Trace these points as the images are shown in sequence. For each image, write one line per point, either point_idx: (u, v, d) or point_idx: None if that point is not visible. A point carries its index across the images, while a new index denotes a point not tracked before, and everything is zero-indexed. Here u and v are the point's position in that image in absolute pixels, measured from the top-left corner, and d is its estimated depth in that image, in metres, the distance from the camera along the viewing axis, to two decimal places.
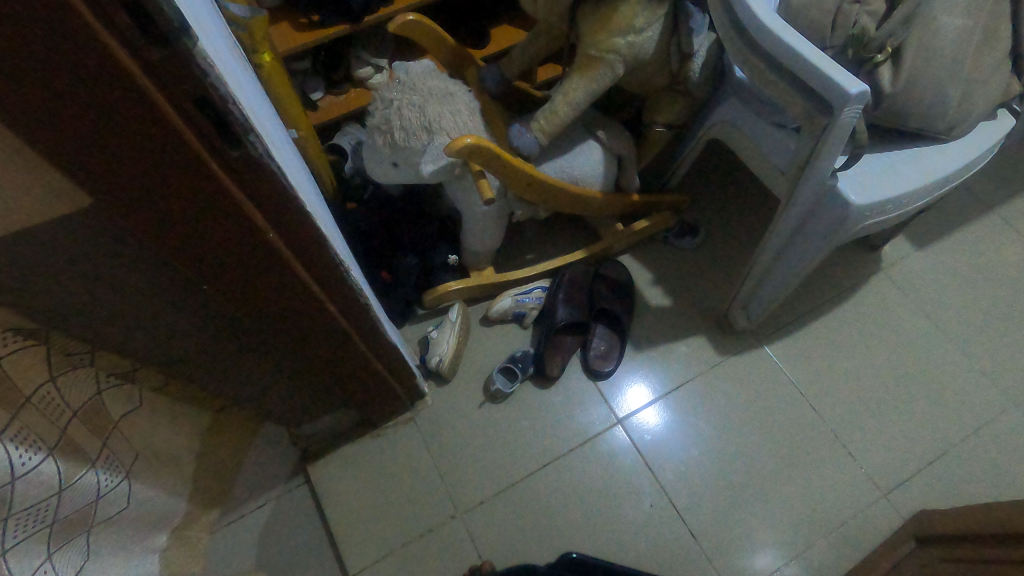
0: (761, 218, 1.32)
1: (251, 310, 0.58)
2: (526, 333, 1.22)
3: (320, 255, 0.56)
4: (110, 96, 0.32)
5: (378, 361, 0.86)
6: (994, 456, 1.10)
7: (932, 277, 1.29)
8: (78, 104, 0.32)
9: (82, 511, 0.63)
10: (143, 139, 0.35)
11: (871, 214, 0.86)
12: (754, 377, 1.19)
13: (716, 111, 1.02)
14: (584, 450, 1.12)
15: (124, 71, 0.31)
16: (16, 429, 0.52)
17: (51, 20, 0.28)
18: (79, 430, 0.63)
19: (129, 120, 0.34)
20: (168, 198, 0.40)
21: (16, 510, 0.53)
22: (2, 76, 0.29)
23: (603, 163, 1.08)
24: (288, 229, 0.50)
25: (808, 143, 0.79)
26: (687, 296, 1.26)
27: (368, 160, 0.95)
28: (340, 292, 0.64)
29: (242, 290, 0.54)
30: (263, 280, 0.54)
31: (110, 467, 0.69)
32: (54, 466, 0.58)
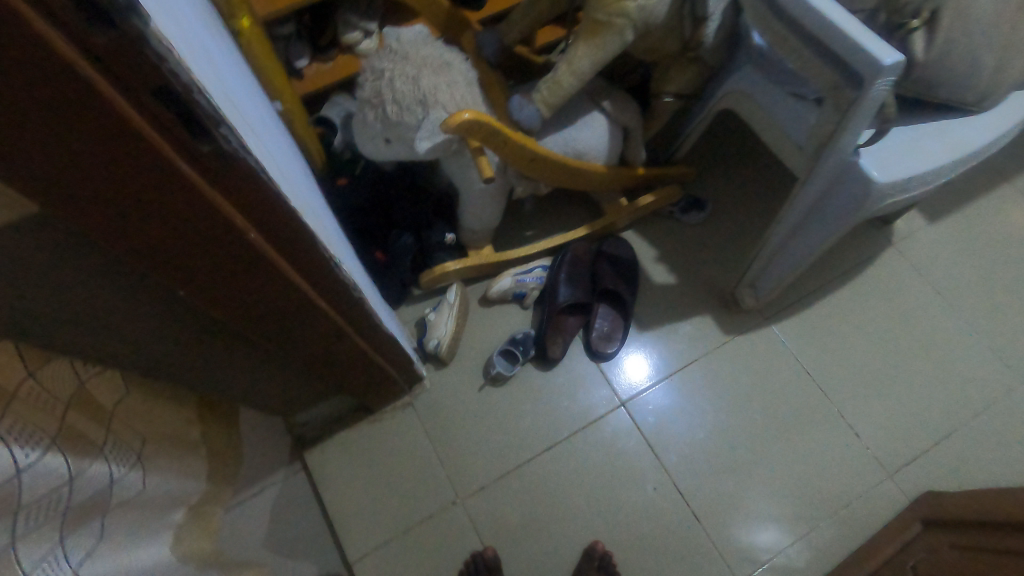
0: (770, 191, 1.27)
1: (233, 309, 0.54)
2: (527, 314, 1.18)
3: (306, 249, 0.51)
4: (48, 87, 0.27)
5: (372, 348, 0.82)
6: (1000, 436, 1.09)
7: (944, 252, 1.26)
8: (9, 97, 0.26)
9: (94, 500, 0.59)
10: (94, 135, 0.30)
11: (893, 193, 0.81)
12: (760, 357, 1.16)
13: (729, 79, 0.96)
14: (587, 434, 1.10)
15: (63, 59, 0.26)
16: (8, 424, 0.47)
17: None
18: (79, 419, 0.57)
19: (75, 112, 0.29)
20: (130, 198, 0.35)
21: (21, 505, 0.49)
22: None
23: (608, 136, 1.02)
24: (270, 225, 0.45)
25: (833, 118, 0.74)
26: (692, 274, 1.21)
27: (360, 136, 0.89)
28: (330, 284, 0.59)
29: (223, 289, 0.50)
30: (243, 277, 0.49)
31: (120, 455, 0.64)
32: (58, 457, 0.53)
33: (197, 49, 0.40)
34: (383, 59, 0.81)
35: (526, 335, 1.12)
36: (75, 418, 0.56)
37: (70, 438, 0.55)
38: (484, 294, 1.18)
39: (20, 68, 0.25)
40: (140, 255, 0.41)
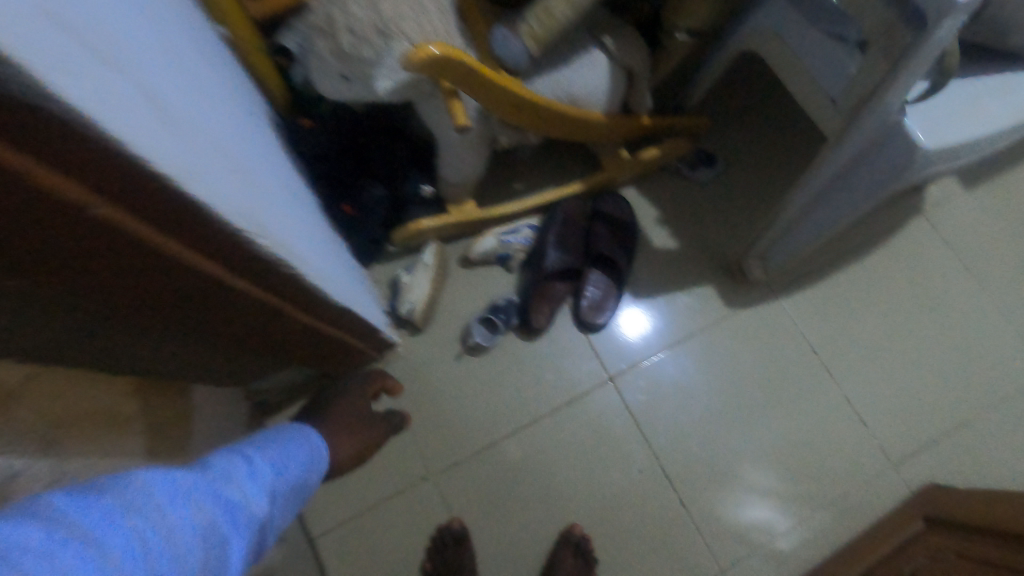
0: (790, 147, 1.13)
1: (116, 294, 0.42)
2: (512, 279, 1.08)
3: (207, 227, 0.40)
4: None
5: (321, 321, 0.72)
6: (1016, 429, 1.00)
7: (979, 223, 1.13)
8: None
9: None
10: None
11: (939, 160, 0.69)
12: (763, 334, 1.07)
13: (755, 15, 0.81)
14: (570, 410, 1.02)
15: None
16: None
17: None
18: None
19: None
20: None
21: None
22: None
23: (610, 80, 0.88)
24: (147, 206, 0.34)
25: (879, 68, 0.60)
26: (696, 239, 1.10)
27: (315, 70, 0.76)
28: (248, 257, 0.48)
29: (95, 284, 0.39)
30: (117, 263, 0.38)
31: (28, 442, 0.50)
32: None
33: None
34: None
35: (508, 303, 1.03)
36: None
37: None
38: (465, 254, 1.07)
39: None
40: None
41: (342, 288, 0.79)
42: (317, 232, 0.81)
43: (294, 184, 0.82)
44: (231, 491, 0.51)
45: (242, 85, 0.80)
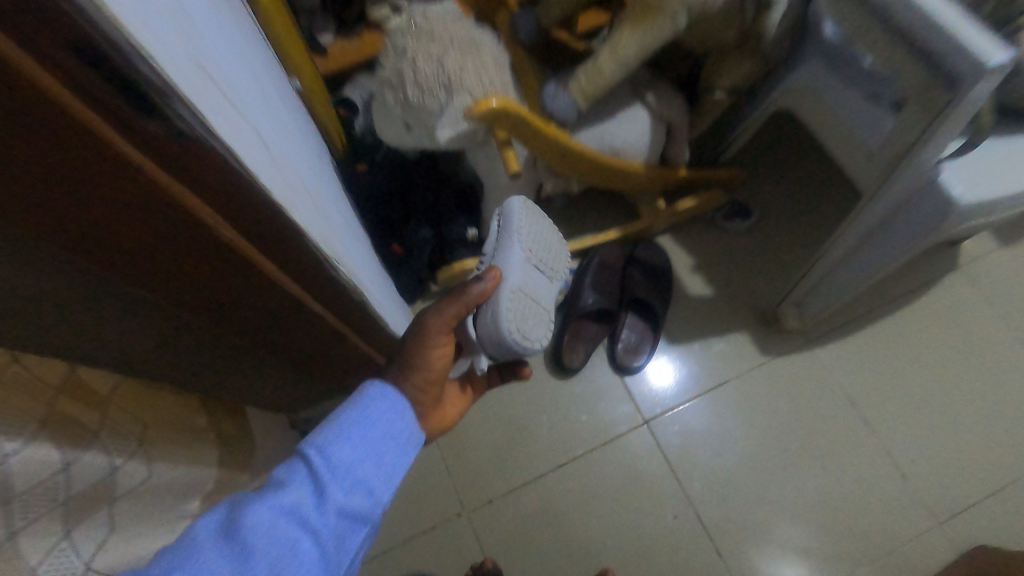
0: (822, 198, 1.15)
1: (163, 289, 0.39)
2: (530, 206, 0.73)
3: (304, 254, 0.45)
4: None
5: (359, 343, 0.69)
6: None
7: (1014, 279, 1.12)
8: None
9: (98, 486, 0.53)
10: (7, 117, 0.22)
11: (976, 216, 0.70)
12: (800, 382, 1.06)
13: (788, 77, 0.85)
14: (604, 451, 1.03)
15: None
16: None
17: None
18: (68, 402, 0.50)
19: None
20: (52, 182, 0.26)
21: (11, 495, 0.44)
22: None
23: (651, 132, 0.92)
24: (257, 224, 0.37)
25: (914, 130, 0.64)
26: (731, 287, 1.12)
27: (379, 121, 0.82)
28: (307, 268, 0.47)
29: (173, 279, 0.39)
30: (183, 252, 0.36)
31: (122, 438, 0.57)
32: (46, 443, 0.47)
33: None
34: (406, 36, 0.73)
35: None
36: (64, 403, 0.50)
37: (58, 423, 0.49)
38: None
39: None
40: (53, 240, 0.30)
41: (363, 277, 0.69)
42: (326, 206, 0.66)
43: (303, 147, 0.68)
44: (399, 424, 0.54)
45: (296, 113, 0.79)
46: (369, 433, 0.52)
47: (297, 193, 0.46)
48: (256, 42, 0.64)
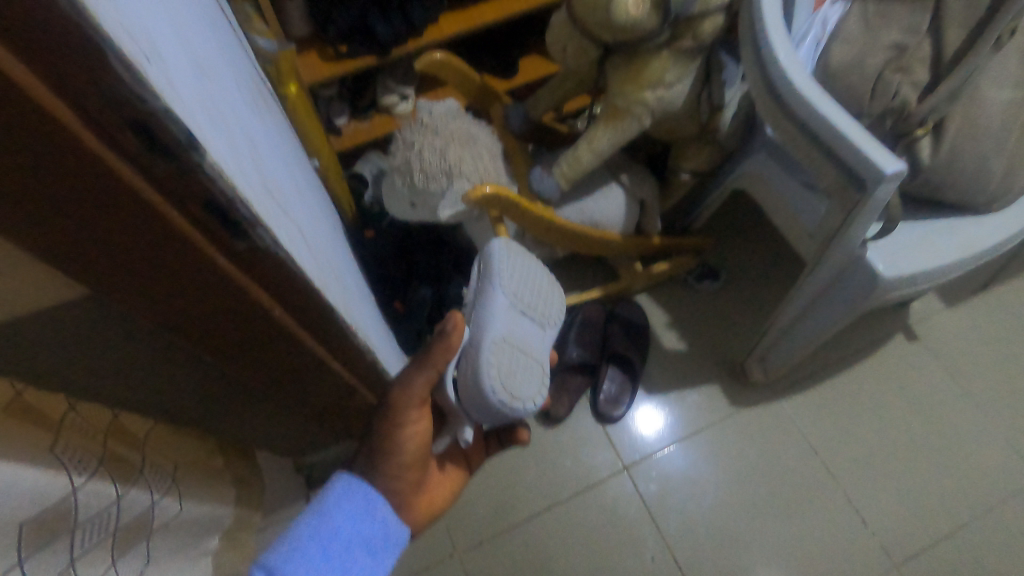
0: (783, 263, 1.28)
1: (217, 352, 0.49)
2: (513, 251, 0.81)
3: (330, 327, 0.55)
4: (92, 194, 0.30)
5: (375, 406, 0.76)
6: (1005, 524, 1.07)
7: (959, 337, 1.23)
8: (93, 216, 0.31)
9: (141, 519, 0.57)
10: (138, 228, 0.33)
11: (900, 287, 0.81)
12: (768, 431, 1.15)
13: (742, 163, 0.98)
14: (588, 495, 1.11)
15: (121, 180, 0.30)
16: (63, 445, 0.47)
17: (93, 177, 0.29)
18: (121, 443, 0.56)
19: (114, 205, 0.31)
20: (155, 269, 0.37)
21: (78, 524, 0.47)
22: (70, 197, 0.30)
23: (625, 209, 1.05)
24: (294, 301, 0.48)
25: (838, 216, 0.76)
26: (704, 342, 1.23)
27: (387, 199, 0.94)
28: (332, 336, 0.56)
29: (226, 344, 0.48)
30: (237, 322, 0.46)
31: (159, 477, 0.62)
32: (103, 479, 0.51)
33: (243, 140, 0.44)
34: (415, 131, 0.87)
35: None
36: (115, 444, 0.55)
37: (112, 462, 0.54)
38: None
39: (104, 203, 0.31)
40: (162, 323, 0.43)
41: (374, 339, 0.78)
42: (344, 278, 0.77)
43: (324, 227, 0.79)
44: (361, 524, 0.59)
45: (318, 190, 0.91)
46: (331, 542, 0.56)
47: (322, 274, 0.57)
48: (290, 142, 0.78)
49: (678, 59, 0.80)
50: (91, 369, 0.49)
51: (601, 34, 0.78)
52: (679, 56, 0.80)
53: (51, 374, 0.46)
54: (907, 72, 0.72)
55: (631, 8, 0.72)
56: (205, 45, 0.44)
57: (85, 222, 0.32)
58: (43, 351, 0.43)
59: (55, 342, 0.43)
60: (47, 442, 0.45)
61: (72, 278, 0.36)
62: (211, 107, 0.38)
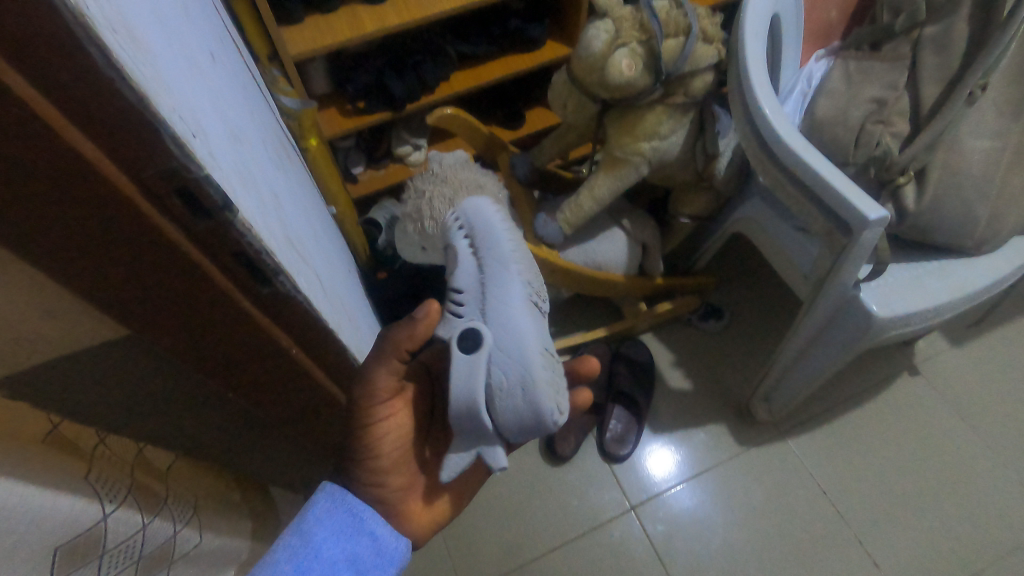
0: (785, 304, 1.31)
1: (239, 390, 0.53)
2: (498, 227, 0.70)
3: (344, 366, 0.58)
4: (143, 248, 0.35)
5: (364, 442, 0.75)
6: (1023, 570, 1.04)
7: (966, 376, 1.23)
8: (142, 268, 0.36)
9: (163, 548, 0.59)
10: (179, 278, 0.38)
11: (895, 327, 0.84)
12: (776, 472, 1.15)
13: (739, 207, 1.02)
14: (595, 535, 1.11)
15: (166, 237, 0.35)
16: (97, 474, 0.50)
17: (143, 236, 0.34)
18: (147, 474, 0.59)
19: (158, 258, 0.36)
20: (189, 313, 0.41)
21: (105, 551, 0.51)
22: (125, 252, 0.34)
23: (628, 252, 1.09)
24: (309, 341, 0.52)
25: (829, 258, 0.79)
26: (709, 381, 1.24)
27: (400, 243, 0.99)
28: (345, 374, 0.60)
29: (247, 381, 0.52)
30: (258, 362, 0.50)
31: (181, 508, 0.65)
32: (131, 507, 0.54)
33: (268, 196, 0.49)
34: (426, 181, 0.92)
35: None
36: (141, 475, 0.58)
37: (138, 491, 0.57)
38: None
39: (150, 257, 0.36)
40: (194, 363, 0.47)
41: None
42: (358, 319, 0.80)
43: (340, 271, 0.84)
44: (345, 542, 0.58)
45: (335, 236, 0.97)
46: (314, 562, 0.55)
47: (337, 317, 0.60)
48: (310, 193, 0.84)
49: (671, 112, 0.86)
50: (125, 407, 0.53)
51: (599, 92, 0.84)
52: (673, 109, 0.86)
53: (88, 410, 0.50)
54: (888, 124, 0.76)
55: (624, 70, 0.78)
56: (238, 115, 0.50)
57: (133, 275, 0.36)
58: (84, 390, 0.47)
59: (92, 381, 0.47)
60: (83, 469, 0.48)
61: (120, 323, 0.41)
62: (242, 170, 0.43)
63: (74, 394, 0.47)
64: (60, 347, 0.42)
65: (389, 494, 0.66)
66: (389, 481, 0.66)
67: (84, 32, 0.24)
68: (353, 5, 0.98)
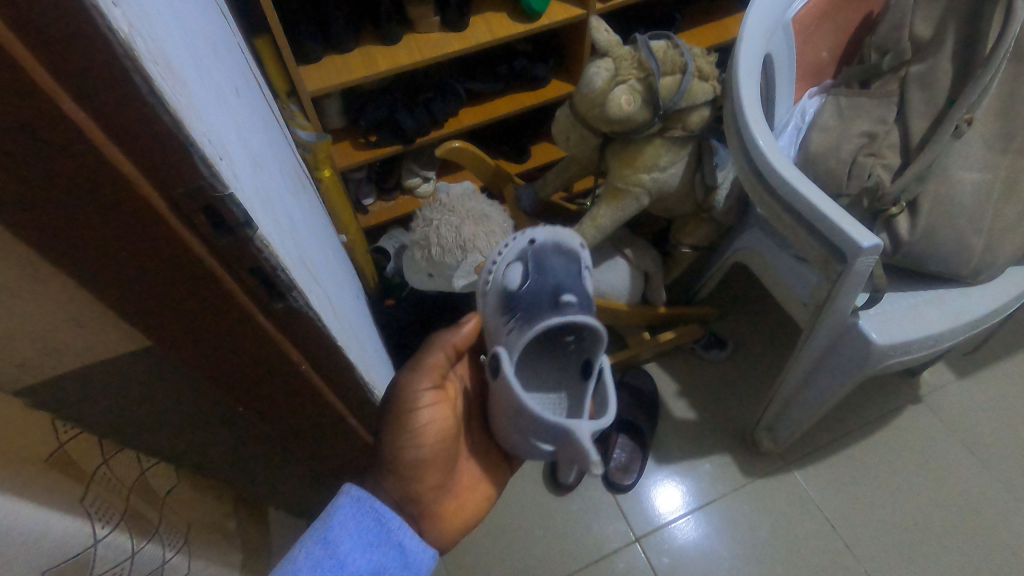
0: (787, 336, 1.32)
1: (248, 403, 0.54)
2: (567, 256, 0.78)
3: (350, 384, 0.60)
4: (168, 262, 0.37)
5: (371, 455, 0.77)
6: None
7: (973, 409, 1.22)
8: (166, 281, 0.39)
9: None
10: (200, 291, 0.40)
11: (895, 355, 0.84)
12: (781, 505, 1.14)
13: (739, 238, 1.05)
14: (597, 568, 1.09)
15: (189, 252, 0.37)
16: (92, 498, 0.52)
17: (168, 249, 0.36)
18: (140, 503, 0.60)
19: (181, 271, 0.38)
20: (206, 327, 0.44)
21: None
22: (150, 265, 0.37)
23: (630, 281, 1.11)
24: (318, 358, 0.54)
25: (825, 287, 0.81)
26: (713, 413, 1.24)
27: (407, 270, 1.02)
28: (351, 392, 0.61)
29: (255, 396, 0.54)
30: (268, 377, 0.52)
31: (171, 536, 0.65)
32: (123, 533, 0.55)
33: (284, 217, 0.52)
34: (434, 211, 0.96)
35: (539, 301, 0.69)
36: (137, 501, 0.59)
37: (132, 518, 0.58)
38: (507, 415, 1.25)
39: (172, 271, 0.38)
40: (209, 376, 0.49)
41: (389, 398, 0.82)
42: (365, 342, 0.82)
43: (350, 295, 0.86)
44: (371, 554, 0.60)
45: (345, 263, 1.00)
46: (339, 573, 0.56)
47: (345, 336, 0.62)
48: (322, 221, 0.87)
49: (670, 145, 0.89)
50: (136, 420, 0.55)
51: (600, 126, 0.88)
52: (671, 143, 0.89)
53: (101, 423, 0.52)
54: (878, 156, 0.79)
55: (623, 105, 0.81)
56: (259, 143, 0.53)
57: (154, 287, 0.39)
58: (99, 401, 0.49)
59: (107, 393, 0.49)
60: (78, 492, 0.50)
61: (141, 333, 0.43)
62: (263, 193, 0.46)
63: (90, 405, 0.49)
64: (80, 357, 0.44)
65: (420, 492, 0.71)
66: (423, 478, 0.72)
67: (132, 63, 0.27)
68: (367, 46, 1.03)
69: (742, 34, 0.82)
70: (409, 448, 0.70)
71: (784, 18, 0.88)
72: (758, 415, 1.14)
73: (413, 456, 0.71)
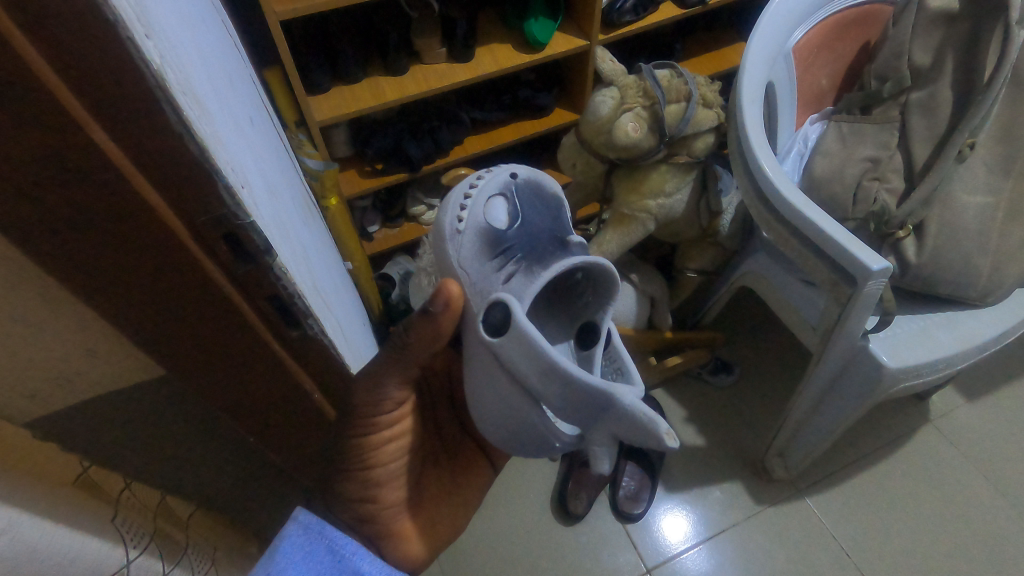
0: (794, 361, 1.32)
1: (259, 433, 0.53)
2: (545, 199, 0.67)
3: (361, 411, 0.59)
4: (189, 289, 0.37)
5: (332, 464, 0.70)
6: None
7: (984, 433, 1.21)
8: (185, 309, 0.38)
9: None
10: (219, 319, 0.40)
11: (907, 377, 0.84)
12: (795, 534, 1.11)
13: (744, 262, 1.05)
14: None
15: (208, 280, 0.37)
16: (123, 519, 0.48)
17: (189, 276, 0.36)
18: (167, 522, 0.56)
19: (201, 298, 0.38)
20: (221, 355, 0.43)
21: None
22: (172, 292, 0.37)
23: (636, 306, 1.10)
24: (330, 385, 0.53)
25: (834, 310, 0.80)
26: (722, 439, 1.23)
27: (414, 298, 1.02)
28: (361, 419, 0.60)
29: (267, 425, 0.53)
30: (279, 407, 0.51)
31: (201, 558, 0.62)
32: (154, 554, 0.51)
33: (298, 243, 0.52)
34: None
35: (539, 242, 0.62)
36: (164, 523, 0.56)
37: None
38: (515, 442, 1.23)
39: (190, 300, 0.38)
40: (222, 406, 0.48)
41: None
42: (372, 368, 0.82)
43: (356, 320, 0.85)
44: None
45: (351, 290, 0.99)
46: None
47: (353, 360, 0.62)
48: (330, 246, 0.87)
49: (675, 170, 0.90)
50: (146, 452, 0.54)
51: (606, 152, 0.89)
52: (676, 168, 0.90)
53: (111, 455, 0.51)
54: (883, 181, 0.80)
55: (630, 132, 0.83)
56: (273, 170, 0.53)
57: (168, 314, 0.38)
58: (111, 433, 0.48)
59: (120, 424, 0.48)
60: (110, 512, 0.46)
61: (155, 362, 0.43)
62: (279, 221, 0.46)
63: (101, 438, 0.48)
64: (94, 387, 0.43)
65: (380, 513, 0.66)
66: (382, 497, 0.66)
67: (164, 94, 0.28)
68: (375, 76, 1.05)
69: (744, 62, 0.83)
70: (363, 469, 0.64)
71: (784, 47, 0.89)
72: (769, 440, 1.12)
73: (368, 479, 0.64)
